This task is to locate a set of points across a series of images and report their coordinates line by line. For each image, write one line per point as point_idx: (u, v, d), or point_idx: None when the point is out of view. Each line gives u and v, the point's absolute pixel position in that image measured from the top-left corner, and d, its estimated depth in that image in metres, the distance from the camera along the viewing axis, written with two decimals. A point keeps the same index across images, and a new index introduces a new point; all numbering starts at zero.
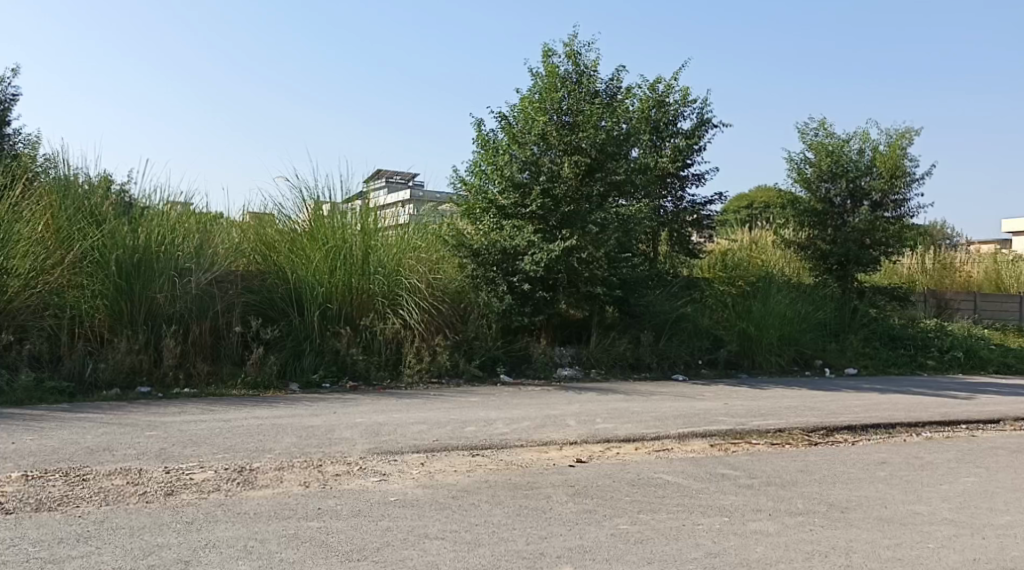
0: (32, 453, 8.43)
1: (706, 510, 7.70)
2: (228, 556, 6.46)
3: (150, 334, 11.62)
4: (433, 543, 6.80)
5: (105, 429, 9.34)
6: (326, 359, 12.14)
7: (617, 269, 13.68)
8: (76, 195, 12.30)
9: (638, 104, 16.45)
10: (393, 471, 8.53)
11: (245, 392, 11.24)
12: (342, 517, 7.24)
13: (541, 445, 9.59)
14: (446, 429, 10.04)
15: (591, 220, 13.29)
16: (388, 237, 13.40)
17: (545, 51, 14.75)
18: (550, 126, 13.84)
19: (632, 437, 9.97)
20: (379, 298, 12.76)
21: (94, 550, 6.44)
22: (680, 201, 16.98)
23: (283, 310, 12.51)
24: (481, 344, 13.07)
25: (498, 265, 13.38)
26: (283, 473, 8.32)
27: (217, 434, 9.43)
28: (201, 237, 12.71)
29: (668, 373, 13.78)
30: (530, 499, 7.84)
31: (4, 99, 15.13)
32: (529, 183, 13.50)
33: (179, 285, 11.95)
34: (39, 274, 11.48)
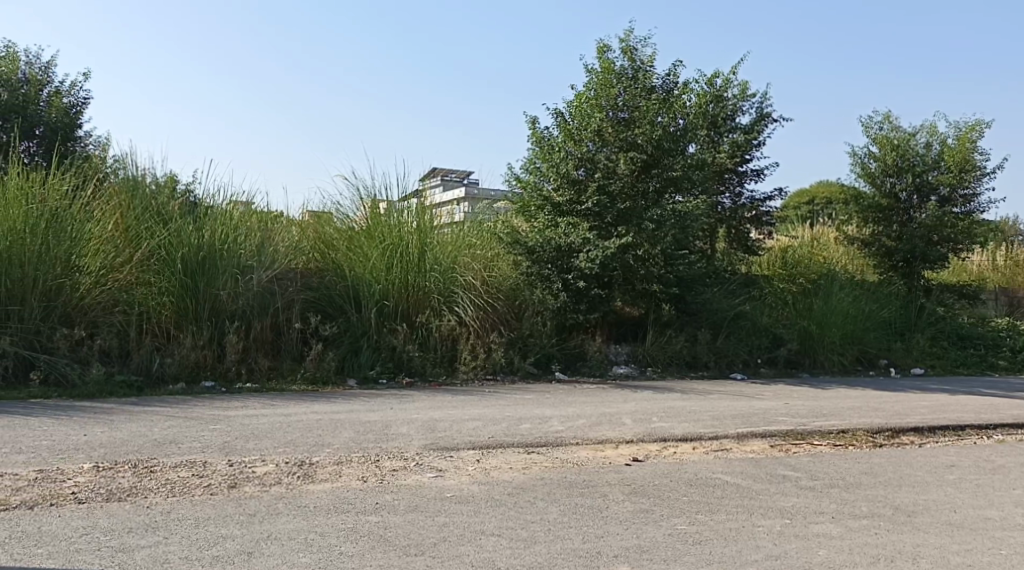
0: (102, 445, 7.74)
1: (766, 511, 6.76)
2: (290, 548, 5.76)
3: (214, 331, 11.36)
4: (490, 540, 6.05)
5: (170, 422, 8.75)
6: (384, 355, 11.91)
7: (674, 267, 13.51)
8: (144, 195, 12.08)
9: (695, 99, 16.20)
10: (450, 467, 7.68)
11: (306, 387, 11.05)
12: (400, 513, 6.47)
13: (596, 443, 8.64)
14: (501, 426, 9.17)
15: (647, 217, 13.09)
16: (444, 235, 13.24)
17: (600, 48, 14.67)
18: (606, 122, 13.74)
19: (692, 436, 8.92)
20: (435, 296, 12.52)
21: (163, 540, 5.74)
22: (739, 198, 16.73)
23: (341, 306, 12.36)
24: (536, 341, 12.88)
25: (553, 263, 13.20)
26: (343, 467, 7.54)
27: (277, 428, 8.78)
28: (263, 236, 12.44)
29: (726, 372, 13.57)
30: (586, 498, 6.94)
31: (76, 102, 15.82)
32: (585, 180, 13.44)
33: (242, 283, 11.70)
34: (109, 272, 11.25)
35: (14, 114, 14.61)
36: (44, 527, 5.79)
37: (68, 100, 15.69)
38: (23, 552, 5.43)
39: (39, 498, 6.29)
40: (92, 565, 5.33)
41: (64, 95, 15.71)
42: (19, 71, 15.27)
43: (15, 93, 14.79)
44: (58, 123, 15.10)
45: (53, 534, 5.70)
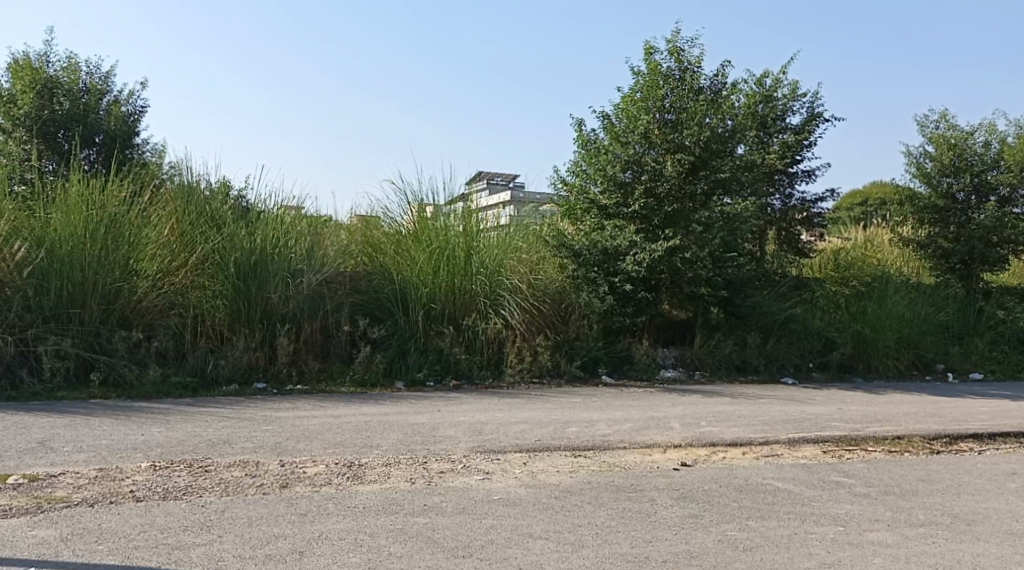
0: (159, 444, 7.94)
1: (818, 518, 6.68)
2: (340, 548, 5.84)
3: (266, 332, 11.57)
4: (537, 543, 6.07)
5: (223, 422, 8.93)
6: (431, 358, 12.00)
7: (722, 270, 13.35)
8: (199, 200, 12.30)
9: (744, 99, 16.07)
10: (497, 470, 7.72)
11: (355, 389, 11.20)
12: (448, 514, 6.53)
13: (644, 447, 8.61)
14: (548, 429, 9.19)
15: (695, 219, 13.03)
16: (490, 238, 13.28)
17: (646, 49, 14.60)
18: (653, 124, 13.65)
19: (742, 441, 8.85)
20: (481, 299, 12.58)
21: (218, 538, 5.86)
22: (789, 199, 16.53)
23: (389, 309, 12.47)
24: (582, 344, 12.85)
25: (600, 265, 13.13)
26: (391, 468, 7.62)
27: (327, 429, 8.90)
28: (313, 240, 12.63)
29: (777, 376, 13.46)
30: (634, 503, 6.93)
31: (134, 111, 16.20)
32: (632, 182, 13.41)
33: (292, 286, 11.87)
34: (165, 275, 11.52)
35: (75, 123, 15.01)
36: (104, 524, 5.95)
37: (127, 108, 16.07)
38: (84, 548, 5.58)
39: (99, 495, 6.47)
40: (150, 562, 5.47)
41: (123, 103, 16.09)
42: (81, 80, 15.55)
43: (76, 102, 15.13)
44: (116, 132, 15.51)
45: (113, 531, 5.85)
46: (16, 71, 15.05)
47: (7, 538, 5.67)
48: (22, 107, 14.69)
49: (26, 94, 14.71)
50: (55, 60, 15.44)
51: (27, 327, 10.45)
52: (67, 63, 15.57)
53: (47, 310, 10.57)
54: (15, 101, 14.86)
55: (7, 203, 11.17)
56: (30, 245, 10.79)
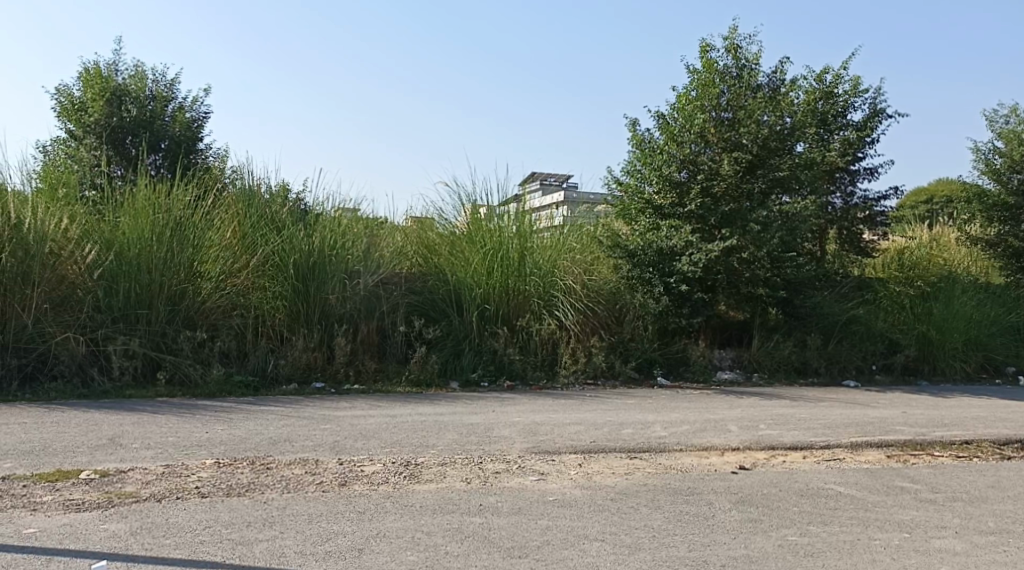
0: (222, 442, 8.11)
1: (883, 524, 6.55)
2: (397, 546, 5.90)
3: (324, 333, 11.75)
4: (594, 545, 6.06)
5: (284, 421, 9.08)
6: (485, 358, 12.07)
7: (781, 270, 13.10)
8: (259, 203, 12.50)
9: (803, 96, 15.86)
10: (553, 471, 7.72)
11: (410, 389, 11.30)
12: (504, 515, 6.55)
13: (701, 450, 8.53)
14: (604, 431, 9.17)
15: (753, 219, 12.83)
16: (544, 239, 13.29)
17: (703, 46, 14.50)
18: (709, 123, 13.55)
19: (802, 445, 8.71)
20: (535, 299, 12.58)
21: (280, 534, 5.96)
22: (850, 198, 16.28)
23: (444, 310, 12.55)
24: (637, 346, 12.84)
25: (656, 265, 13.02)
26: (447, 468, 7.67)
27: (384, 428, 8.99)
28: (369, 241, 12.73)
29: (838, 379, 13.21)
30: (691, 506, 6.87)
31: (198, 117, 16.56)
32: (687, 182, 13.29)
33: (349, 287, 12.02)
34: (227, 277, 11.71)
35: (142, 130, 15.38)
36: (171, 519, 6.09)
37: (190, 115, 16.41)
38: (152, 542, 5.72)
39: (166, 491, 6.63)
40: (215, 556, 5.58)
41: (187, 109, 16.45)
42: (147, 88, 15.92)
43: (143, 109, 15.51)
44: (181, 138, 15.86)
45: (179, 526, 5.99)
46: (87, 79, 15.52)
47: (78, 530, 5.83)
48: (92, 115, 15.14)
49: (96, 102, 15.15)
50: (123, 69, 15.88)
51: (97, 327, 10.73)
52: (134, 71, 15.98)
53: (116, 311, 10.86)
54: (86, 109, 15.34)
55: (77, 207, 11.49)
56: (100, 247, 11.10)
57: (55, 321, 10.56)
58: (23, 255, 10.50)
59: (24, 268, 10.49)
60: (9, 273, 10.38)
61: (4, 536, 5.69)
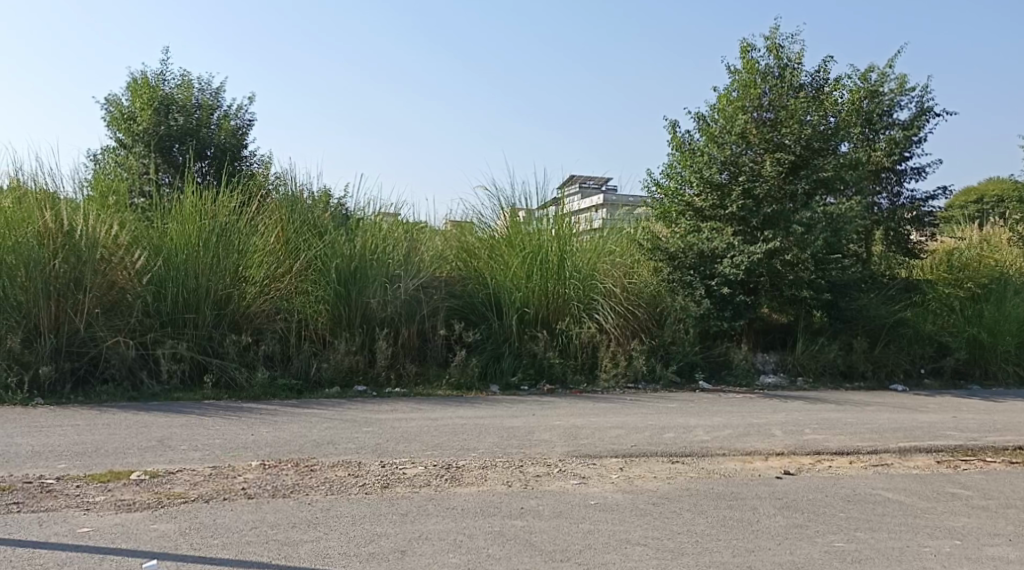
0: (268, 443, 8.21)
1: (933, 531, 6.43)
2: (440, 548, 5.92)
3: (365, 337, 11.83)
4: (636, 549, 6.02)
5: (326, 423, 9.15)
6: (525, 361, 12.11)
7: (826, 272, 12.94)
8: (302, 209, 12.66)
9: (848, 95, 15.68)
10: (594, 475, 7.69)
11: (450, 392, 11.35)
12: (545, 518, 6.54)
13: (745, 454, 8.44)
14: (645, 435, 9.11)
15: (796, 220, 12.69)
16: (584, 242, 13.25)
17: (743, 47, 14.36)
18: (751, 123, 13.43)
19: (848, 450, 8.58)
20: (575, 302, 12.54)
21: (324, 535, 6.01)
22: (897, 198, 16.03)
23: (483, 314, 12.57)
24: (678, 348, 12.70)
25: (696, 268, 13.02)
26: (488, 471, 7.68)
27: (425, 431, 9.03)
28: (409, 245, 12.71)
29: (885, 383, 13.10)
30: (735, 511, 6.80)
31: (243, 125, 16.80)
32: (728, 183, 13.17)
33: (390, 291, 12.04)
34: (272, 282, 11.86)
35: (189, 138, 15.66)
36: (219, 520, 6.17)
37: (236, 122, 16.66)
38: (201, 542, 5.80)
39: (213, 492, 6.72)
40: (261, 557, 5.64)
41: (232, 117, 16.70)
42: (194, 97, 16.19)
43: (190, 117, 15.79)
44: (226, 145, 16.11)
45: (226, 526, 6.06)
46: (135, 89, 15.83)
47: (129, 530, 5.93)
48: (141, 124, 15.42)
49: (145, 111, 15.45)
50: (170, 78, 16.16)
51: (146, 332, 10.90)
52: (181, 80, 16.25)
53: (164, 316, 11.05)
54: (135, 118, 15.63)
55: (127, 214, 11.67)
56: (149, 254, 11.29)
57: (106, 325, 10.74)
58: (75, 262, 10.67)
59: (77, 274, 10.65)
60: (62, 279, 10.54)
61: (59, 535, 5.80)
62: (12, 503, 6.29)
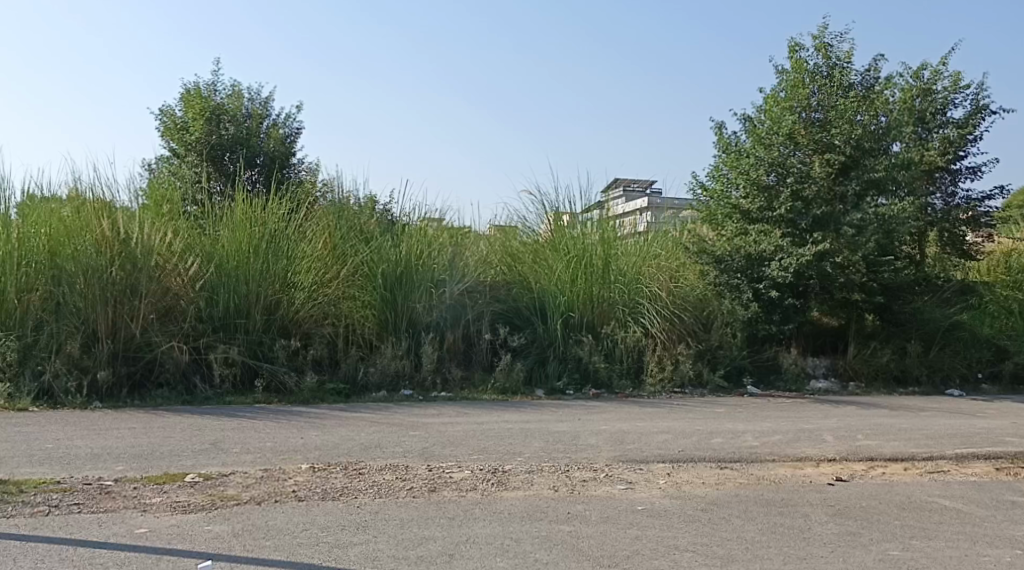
0: (316, 447, 8.29)
1: (992, 540, 6.27)
2: (487, 552, 5.92)
3: (411, 341, 11.90)
4: (685, 555, 5.96)
5: (373, 427, 9.21)
6: (570, 366, 12.04)
7: (878, 274, 12.78)
8: (349, 215, 12.81)
9: (899, 94, 15.49)
10: (641, 480, 7.63)
11: (496, 396, 11.36)
12: (592, 523, 6.50)
13: (796, 460, 8.31)
14: (693, 440, 9.03)
15: (846, 223, 12.54)
16: (628, 245, 13.18)
17: (791, 46, 14.18)
18: (799, 123, 13.28)
19: (901, 456, 8.41)
20: (620, 307, 12.47)
21: (373, 538, 6.05)
22: (951, 198, 15.63)
23: (529, 318, 12.55)
24: (725, 352, 12.63)
25: (744, 271, 12.80)
26: (534, 475, 7.67)
27: (472, 435, 9.05)
28: (454, 251, 12.76)
29: (940, 388, 12.87)
30: (786, 517, 6.70)
31: (292, 133, 17.07)
32: (776, 185, 12.99)
33: (436, 295, 12.12)
34: (320, 287, 11.95)
35: (239, 146, 15.94)
36: (270, 522, 6.25)
37: (285, 131, 16.92)
38: (253, 543, 5.87)
39: (265, 494, 6.80)
40: (312, 558, 5.69)
41: (281, 125, 16.96)
42: (244, 106, 16.49)
43: (241, 126, 16.08)
44: (276, 153, 16.36)
45: (277, 528, 6.13)
46: (188, 99, 16.16)
47: (184, 531, 6.03)
48: (193, 134, 15.73)
49: (197, 121, 15.76)
50: (221, 89, 16.47)
51: (199, 337, 11.11)
52: (232, 90, 16.57)
53: (216, 320, 11.26)
54: (188, 128, 15.95)
55: (180, 222, 11.85)
56: (201, 261, 11.48)
57: (161, 330, 10.92)
58: (131, 269, 10.86)
59: (133, 281, 10.82)
60: (119, 286, 10.71)
61: (117, 535, 5.92)
62: (72, 504, 6.44)
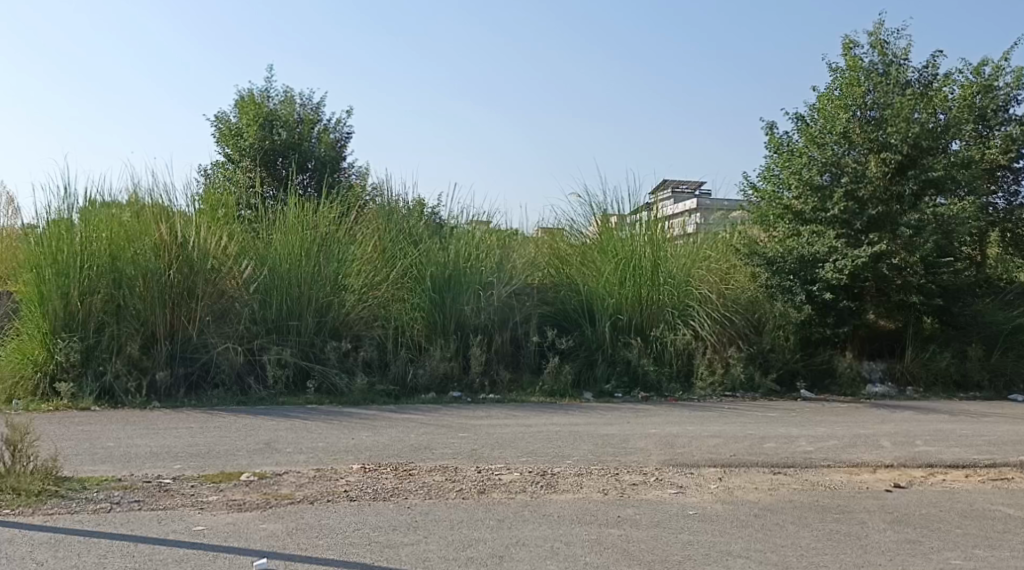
0: (367, 447, 8.34)
1: None
2: (537, 555, 5.88)
3: (460, 343, 11.90)
4: (739, 561, 5.86)
5: (422, 428, 9.25)
6: (619, 369, 11.97)
7: (936, 276, 12.59)
8: (398, 218, 12.91)
9: (959, 90, 15.13)
10: (692, 484, 7.55)
11: (544, 399, 11.33)
12: (643, 528, 6.44)
13: (852, 466, 8.14)
14: (745, 444, 8.90)
15: (903, 223, 12.34)
16: (678, 247, 12.95)
17: (845, 44, 13.94)
18: (853, 123, 13.08)
19: (962, 463, 8.19)
20: (669, 310, 12.30)
21: (424, 539, 6.06)
22: (1014, 197, 15.28)
23: (577, 320, 12.51)
24: (778, 356, 12.47)
25: (796, 273, 12.59)
26: (583, 478, 7.61)
27: (520, 437, 9.04)
28: (502, 254, 12.73)
29: (1003, 393, 12.47)
30: (843, 524, 6.56)
31: (343, 137, 17.33)
32: (830, 185, 12.80)
33: (483, 298, 12.10)
34: (369, 289, 12.11)
35: (292, 151, 16.22)
36: (323, 521, 6.29)
37: (335, 136, 17.20)
38: (307, 542, 5.92)
39: (318, 493, 6.86)
40: (365, 558, 5.72)
41: (332, 130, 17.24)
42: (296, 112, 16.78)
43: (293, 132, 16.37)
44: (326, 158, 16.60)
45: (330, 527, 6.18)
46: (242, 106, 16.44)
47: (240, 529, 6.10)
48: (247, 140, 15.99)
49: (251, 127, 16.05)
50: (274, 95, 16.77)
51: (253, 339, 11.26)
52: (284, 97, 16.88)
53: (269, 323, 11.40)
54: (242, 134, 16.15)
55: (236, 226, 11.99)
56: (255, 263, 11.68)
57: (216, 332, 11.12)
58: (187, 272, 11.11)
59: (189, 283, 11.09)
60: (177, 288, 10.98)
61: (176, 532, 6.01)
62: (132, 501, 6.55)
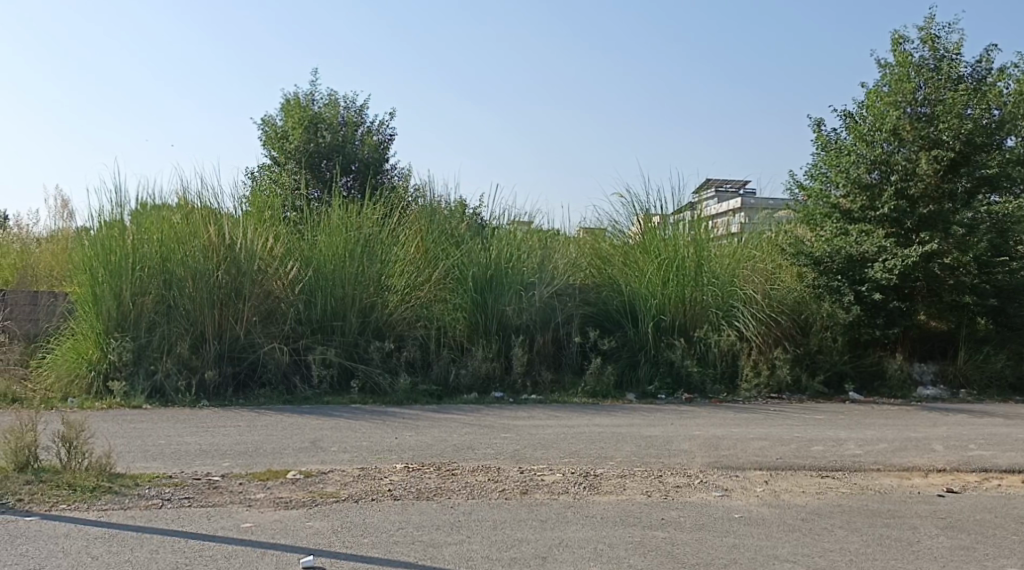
0: (410, 447, 8.35)
1: None
2: (581, 556, 5.84)
3: (502, 344, 11.90)
4: (787, 566, 5.75)
5: (465, 429, 9.24)
6: (662, 370, 11.88)
7: (991, 276, 12.42)
8: (441, 219, 12.92)
9: (1014, 85, 14.77)
10: (738, 487, 7.43)
11: (587, 400, 11.28)
12: (688, 530, 6.35)
13: (903, 470, 7.96)
14: (791, 447, 8.74)
15: (955, 221, 12.06)
16: (722, 247, 12.81)
17: (896, 39, 13.64)
18: (904, 119, 12.74)
19: (1018, 468, 7.96)
20: (713, 310, 12.17)
21: (467, 539, 6.04)
22: None
23: (619, 320, 12.41)
24: (825, 357, 12.21)
25: (844, 273, 12.40)
26: (626, 480, 7.54)
27: (563, 438, 8.99)
28: (544, 254, 12.68)
29: None
30: (894, 529, 6.41)
31: (386, 139, 17.45)
32: (879, 183, 12.59)
33: (525, 299, 12.06)
34: (412, 290, 12.15)
35: (336, 154, 16.38)
36: (367, 519, 6.31)
37: (378, 138, 17.32)
38: (352, 540, 5.93)
39: (362, 492, 6.88)
40: (408, 557, 5.71)
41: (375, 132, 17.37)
42: (340, 115, 16.92)
43: (337, 134, 16.51)
44: (370, 160, 16.73)
45: (374, 526, 6.19)
46: (287, 109, 16.60)
47: (287, 527, 6.14)
48: (293, 143, 16.16)
49: (296, 130, 16.21)
50: (319, 98, 16.91)
51: (298, 339, 11.38)
52: (329, 100, 17.02)
53: (314, 322, 11.50)
54: (287, 137, 16.32)
55: (281, 227, 12.11)
56: (300, 265, 11.77)
57: (263, 332, 11.24)
58: (236, 272, 11.22)
59: (237, 284, 11.18)
60: (224, 288, 11.07)
61: (225, 529, 6.06)
62: (183, 498, 6.63)
